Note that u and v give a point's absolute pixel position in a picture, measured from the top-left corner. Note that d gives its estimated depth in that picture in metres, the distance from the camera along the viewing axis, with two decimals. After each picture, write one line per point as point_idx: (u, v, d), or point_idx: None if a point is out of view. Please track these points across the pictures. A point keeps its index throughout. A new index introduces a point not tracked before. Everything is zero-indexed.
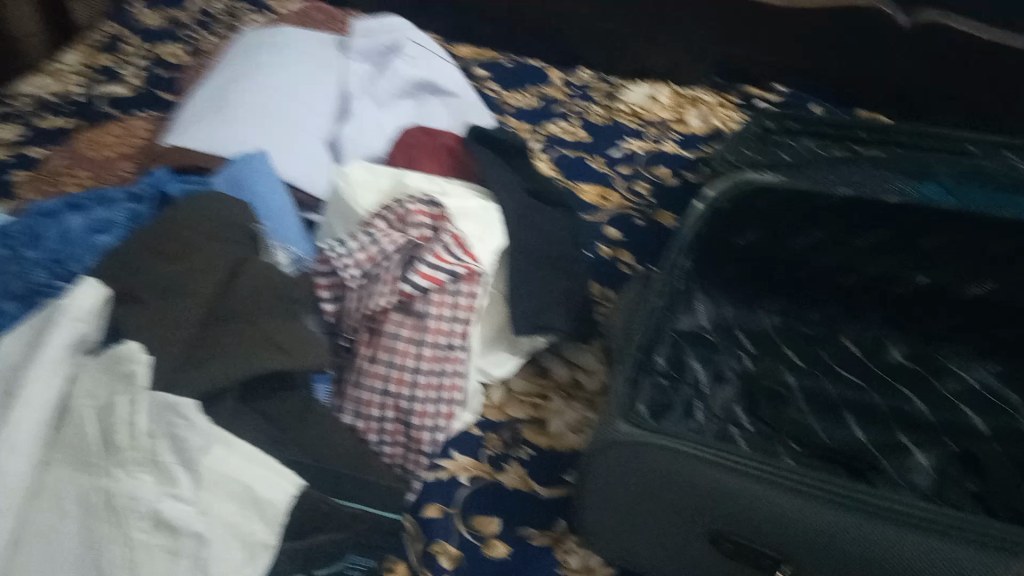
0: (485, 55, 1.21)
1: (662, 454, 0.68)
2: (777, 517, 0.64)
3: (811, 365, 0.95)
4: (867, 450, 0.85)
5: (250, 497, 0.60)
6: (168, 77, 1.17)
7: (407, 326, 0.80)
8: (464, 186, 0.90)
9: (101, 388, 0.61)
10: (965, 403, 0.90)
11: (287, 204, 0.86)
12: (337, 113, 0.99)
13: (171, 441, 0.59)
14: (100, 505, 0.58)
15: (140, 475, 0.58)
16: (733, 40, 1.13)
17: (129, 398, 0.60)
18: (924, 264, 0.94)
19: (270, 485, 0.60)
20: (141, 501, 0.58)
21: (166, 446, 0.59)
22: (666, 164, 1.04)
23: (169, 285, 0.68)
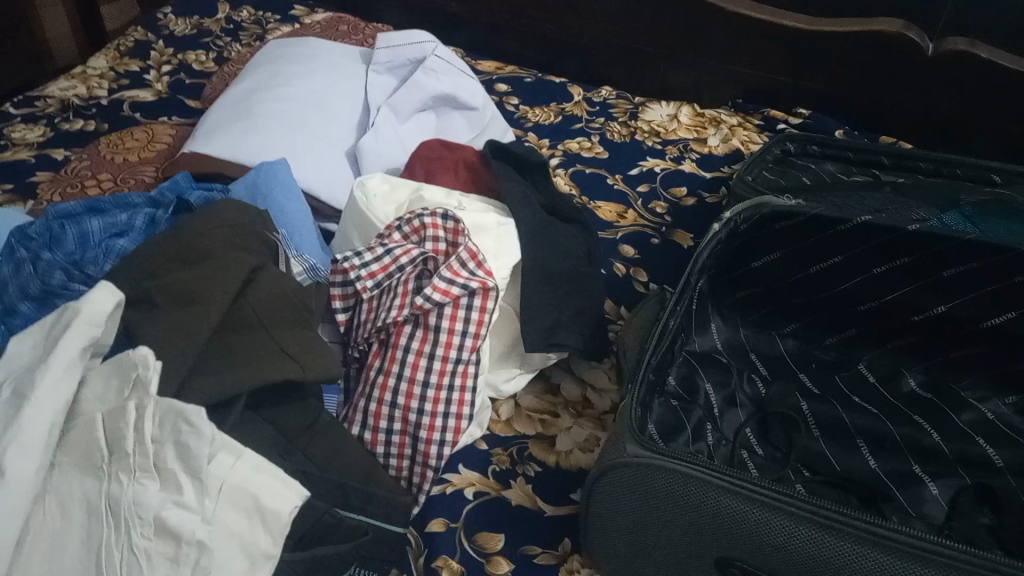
0: (514, 74, 1.27)
1: (665, 477, 0.57)
2: (818, 553, 0.53)
3: (852, 392, 0.81)
4: (901, 478, 0.72)
5: (256, 511, 0.50)
6: (194, 83, 1.21)
7: (418, 339, 0.67)
8: (480, 202, 0.80)
9: (112, 391, 0.52)
10: (1003, 442, 0.75)
11: (305, 214, 0.79)
12: (358, 127, 0.97)
13: (177, 448, 0.49)
14: (101, 507, 0.48)
15: (155, 482, 0.48)
16: (757, 59, 1.15)
17: (137, 404, 0.50)
18: (959, 294, 0.79)
19: (276, 494, 0.51)
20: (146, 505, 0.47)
21: (171, 453, 0.49)
22: (685, 183, 1.04)
23: (184, 290, 0.61)
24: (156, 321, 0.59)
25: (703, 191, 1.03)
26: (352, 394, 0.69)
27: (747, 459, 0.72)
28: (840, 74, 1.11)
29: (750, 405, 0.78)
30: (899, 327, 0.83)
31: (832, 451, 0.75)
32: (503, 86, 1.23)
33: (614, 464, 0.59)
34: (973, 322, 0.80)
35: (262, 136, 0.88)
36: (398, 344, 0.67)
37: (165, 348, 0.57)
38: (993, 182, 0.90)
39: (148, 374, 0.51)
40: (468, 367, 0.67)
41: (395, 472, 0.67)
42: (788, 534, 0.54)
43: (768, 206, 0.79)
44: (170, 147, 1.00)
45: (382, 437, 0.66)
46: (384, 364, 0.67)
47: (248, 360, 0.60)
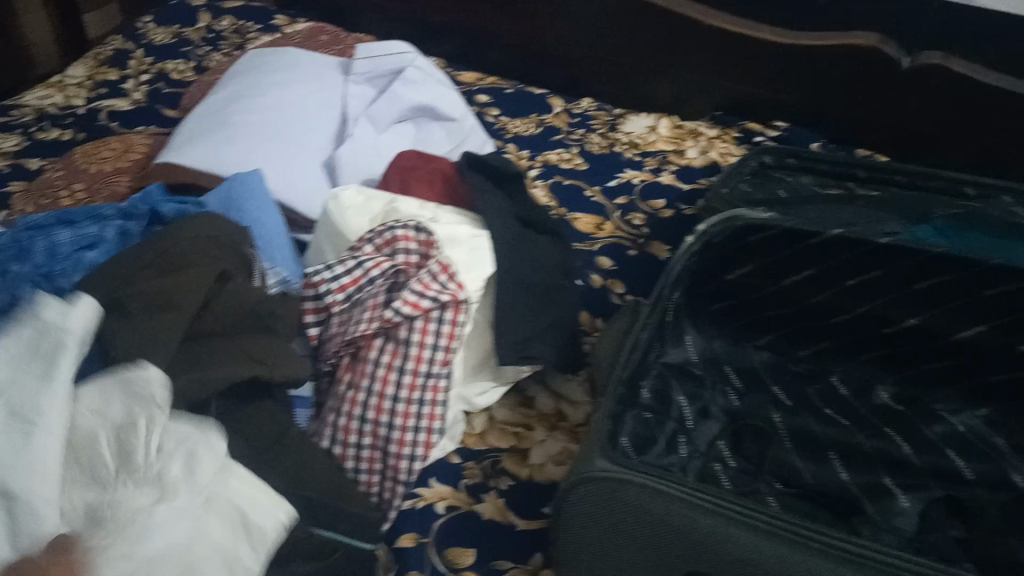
0: (494, 85, 1.27)
1: (634, 491, 0.57)
2: (783, 569, 0.53)
3: (826, 404, 0.81)
4: (870, 490, 0.72)
5: (241, 524, 0.49)
6: (172, 92, 1.20)
7: (388, 353, 0.67)
8: (454, 213, 0.79)
9: (114, 406, 0.50)
10: (972, 454, 0.76)
11: (279, 225, 0.79)
12: (335, 137, 0.97)
13: (185, 460, 0.49)
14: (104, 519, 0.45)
15: (142, 482, 0.47)
16: (735, 72, 1.15)
17: (148, 419, 0.49)
18: (932, 307, 0.80)
19: (259, 509, 0.50)
20: (133, 505, 0.46)
21: (179, 464, 0.48)
22: (662, 195, 1.05)
23: (148, 302, 0.61)
24: (122, 333, 0.59)
25: (681, 203, 1.04)
26: (322, 407, 0.69)
27: (719, 472, 0.72)
28: (817, 87, 1.12)
29: (723, 417, 0.78)
30: (872, 341, 0.84)
31: (805, 464, 0.75)
32: (484, 96, 1.24)
33: (583, 478, 0.59)
34: (945, 335, 0.80)
35: (239, 146, 0.88)
36: (368, 357, 0.67)
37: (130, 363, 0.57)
38: (967, 195, 0.90)
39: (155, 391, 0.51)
40: (439, 381, 0.67)
41: (366, 487, 0.66)
42: (754, 549, 0.53)
43: (741, 218, 0.79)
44: (145, 156, 0.99)
45: (352, 452, 0.66)
46: (354, 377, 0.67)
47: (217, 372, 0.60)
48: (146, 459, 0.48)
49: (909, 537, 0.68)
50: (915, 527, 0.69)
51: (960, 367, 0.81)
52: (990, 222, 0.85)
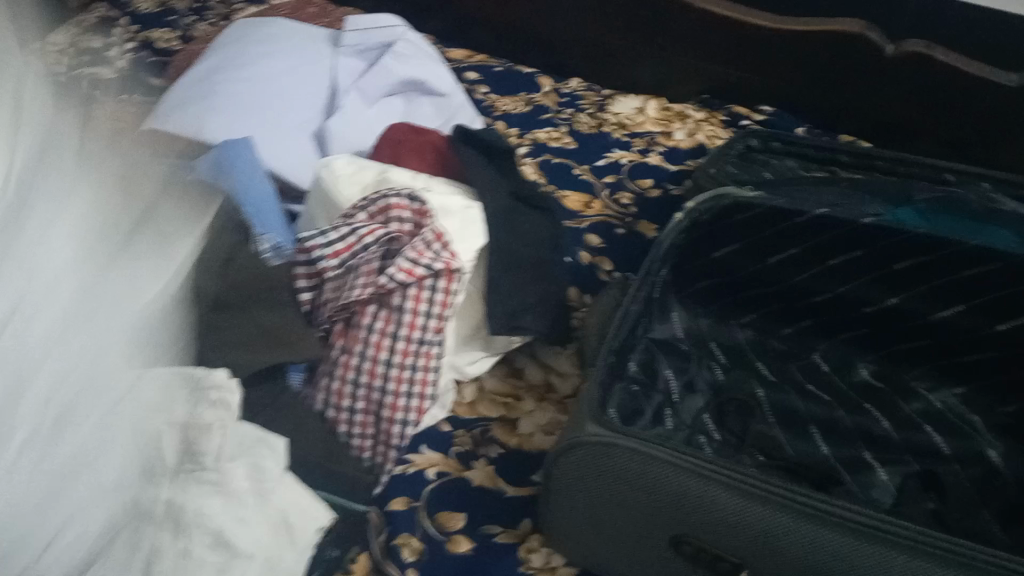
0: (483, 63, 1.27)
1: (624, 456, 0.58)
2: (767, 524, 0.55)
3: (807, 380, 0.83)
4: (848, 461, 0.74)
5: (283, 524, 0.55)
6: (159, 62, 1.19)
7: (381, 319, 0.67)
8: (447, 184, 0.80)
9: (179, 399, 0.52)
10: (946, 430, 0.78)
11: (269, 193, 0.78)
12: (325, 108, 0.97)
13: (250, 469, 0.55)
14: (159, 510, 0.48)
15: (206, 484, 0.52)
16: (722, 56, 1.17)
17: (220, 424, 0.54)
18: (907, 288, 0.82)
19: (303, 513, 0.57)
20: (190, 507, 0.50)
21: (243, 473, 0.54)
22: (650, 175, 1.06)
23: None
24: None
25: (668, 183, 1.05)
26: (316, 372, 0.68)
27: (705, 443, 0.74)
28: (802, 72, 1.13)
29: (708, 391, 0.80)
30: (852, 319, 0.86)
31: (786, 437, 0.77)
32: (473, 74, 1.24)
33: (574, 444, 0.60)
34: (923, 315, 0.83)
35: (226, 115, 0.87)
36: (361, 323, 0.67)
37: None
38: (946, 181, 0.93)
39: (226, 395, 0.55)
40: (431, 348, 0.68)
41: (358, 452, 0.67)
42: (739, 507, 0.55)
43: (729, 197, 0.81)
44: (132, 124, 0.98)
45: (345, 416, 0.66)
46: (347, 343, 0.67)
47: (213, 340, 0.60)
48: (211, 462, 0.52)
49: (885, 507, 0.70)
50: (891, 498, 0.71)
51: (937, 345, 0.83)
52: (970, 205, 0.88)
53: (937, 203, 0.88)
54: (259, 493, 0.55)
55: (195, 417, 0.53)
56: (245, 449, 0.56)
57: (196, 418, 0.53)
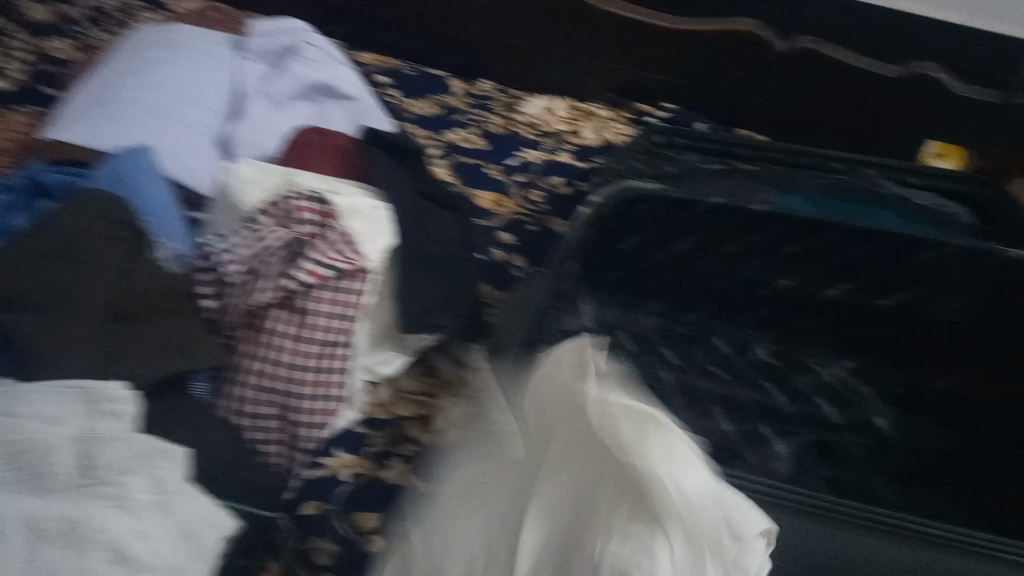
0: (393, 67, 1.27)
1: None
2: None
3: (712, 364, 0.87)
4: (748, 438, 0.78)
5: (183, 534, 0.52)
6: (54, 72, 1.15)
7: (289, 324, 0.67)
8: (353, 186, 0.80)
9: (73, 417, 0.53)
10: (837, 403, 0.83)
11: (170, 200, 0.77)
12: (228, 114, 0.96)
13: (149, 481, 0.52)
14: (54, 529, 0.48)
15: (99, 496, 0.50)
16: (626, 56, 1.21)
17: (116, 437, 0.53)
18: (802, 271, 0.86)
19: (204, 522, 0.53)
20: (84, 522, 0.49)
21: (141, 484, 0.52)
22: (560, 173, 1.08)
23: (42, 288, 0.60)
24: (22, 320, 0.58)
25: (577, 180, 1.08)
26: (223, 380, 0.66)
27: None
28: (701, 70, 1.18)
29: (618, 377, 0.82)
30: (751, 302, 0.90)
31: (693, 418, 0.79)
32: (384, 78, 1.24)
33: (481, 436, 0.61)
34: (815, 296, 0.87)
35: (123, 120, 0.86)
36: (269, 327, 0.67)
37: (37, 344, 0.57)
38: (835, 169, 0.98)
39: (122, 408, 0.54)
40: (340, 349, 0.68)
41: (267, 458, 0.66)
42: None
43: (631, 190, 0.83)
44: (24, 134, 0.95)
45: (250, 421, 0.66)
46: (255, 348, 0.67)
47: (119, 355, 0.59)
48: (106, 474, 0.51)
49: (784, 478, 0.73)
50: (790, 469, 0.75)
51: (829, 322, 0.88)
52: (854, 190, 0.93)
53: (826, 189, 0.93)
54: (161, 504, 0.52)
55: (87, 431, 0.52)
56: (142, 459, 0.53)
57: (89, 433, 0.52)
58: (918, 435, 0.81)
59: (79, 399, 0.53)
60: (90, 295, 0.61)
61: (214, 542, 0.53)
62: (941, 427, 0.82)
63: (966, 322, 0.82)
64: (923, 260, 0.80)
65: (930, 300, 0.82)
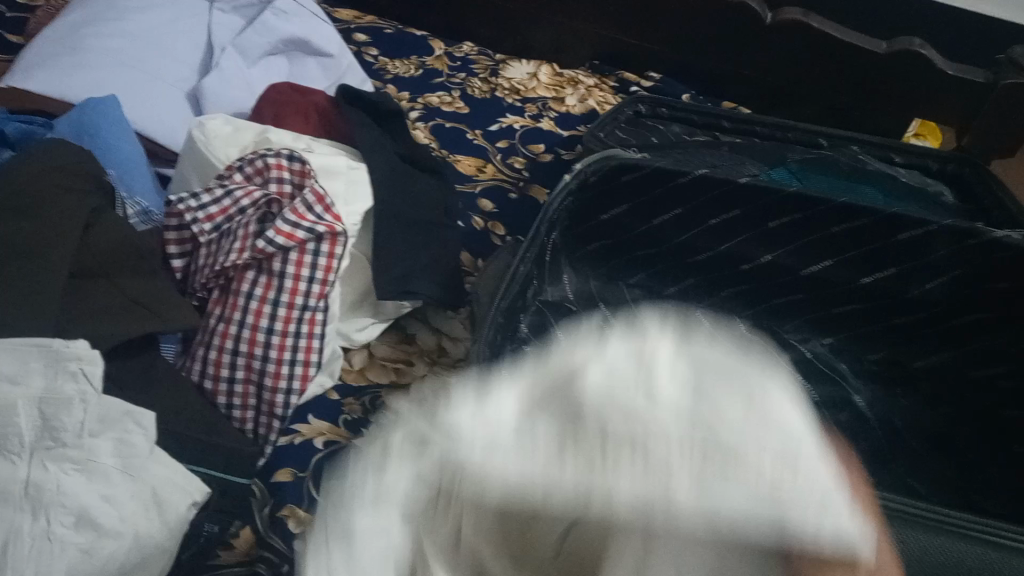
0: (373, 25, 1.24)
1: None
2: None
3: None
4: None
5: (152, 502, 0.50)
6: (17, 17, 1.11)
7: (262, 286, 0.65)
8: (331, 145, 0.78)
9: (29, 375, 0.49)
10: (814, 381, 0.83)
11: (137, 154, 0.74)
12: (199, 67, 0.92)
13: (114, 445, 0.50)
14: (14, 492, 0.46)
15: (62, 460, 0.48)
16: (613, 23, 1.18)
17: (81, 400, 0.49)
18: (784, 245, 0.85)
19: (173, 488, 0.51)
20: (47, 486, 0.47)
21: (107, 449, 0.49)
22: (542, 141, 1.06)
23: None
24: None
25: (560, 148, 1.06)
26: (191, 342, 0.66)
27: None
28: (688, 40, 1.16)
29: None
30: (731, 277, 0.90)
31: None
32: (363, 36, 1.20)
33: None
34: (796, 272, 0.87)
35: (90, 71, 0.82)
36: (240, 290, 0.65)
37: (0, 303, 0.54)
38: (820, 144, 0.98)
39: (88, 367, 0.50)
40: (316, 314, 0.65)
41: (240, 424, 0.64)
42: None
43: (616, 158, 0.80)
44: None
45: (224, 387, 0.64)
46: (225, 311, 0.65)
47: (87, 317, 0.58)
48: (72, 437, 0.48)
49: None
50: None
51: (809, 299, 0.88)
52: (835, 166, 0.93)
53: (808, 164, 0.93)
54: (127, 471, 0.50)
55: (50, 392, 0.48)
56: (108, 422, 0.50)
57: (52, 393, 0.49)
58: (895, 411, 0.82)
59: (36, 355, 0.49)
60: (52, 251, 0.58)
61: (186, 508, 0.51)
62: (918, 405, 0.82)
63: (947, 301, 0.82)
64: (908, 238, 0.79)
65: (912, 279, 0.82)
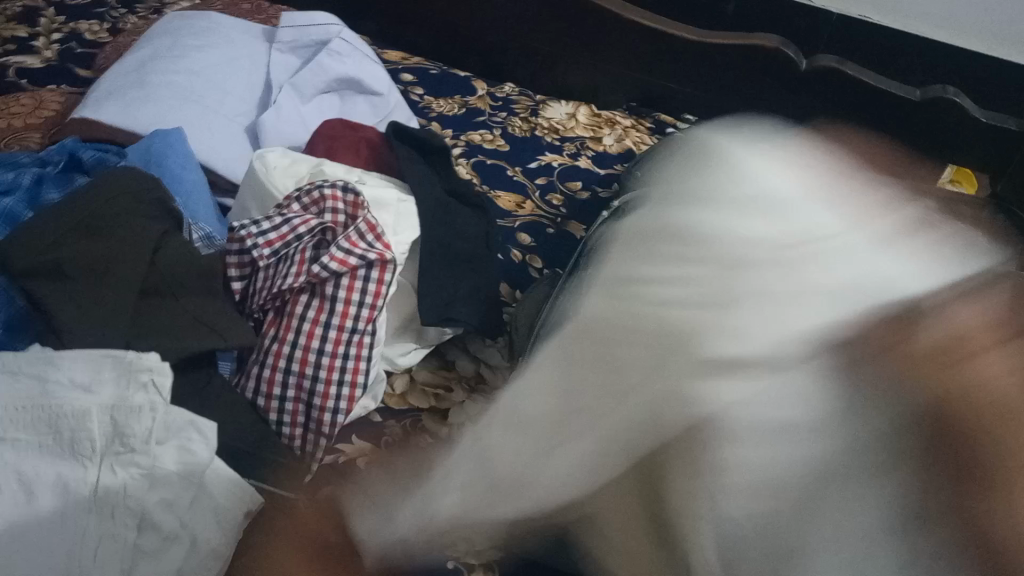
0: (418, 65, 1.29)
1: None
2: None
3: None
4: None
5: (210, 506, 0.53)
6: (86, 53, 1.18)
7: (317, 310, 0.68)
8: (381, 178, 0.82)
9: (104, 385, 0.53)
10: None
11: (199, 183, 0.78)
12: (257, 102, 0.98)
13: (177, 453, 0.52)
14: (85, 491, 0.50)
15: (130, 465, 0.51)
16: (651, 67, 1.22)
17: (150, 410, 0.53)
18: None
19: (228, 492, 0.54)
20: (115, 488, 0.50)
21: (171, 457, 0.52)
22: (580, 179, 1.10)
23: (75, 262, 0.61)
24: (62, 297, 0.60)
25: (597, 186, 1.09)
26: (244, 361, 0.70)
27: None
28: (723, 85, 1.19)
29: None
30: None
31: None
32: (409, 76, 1.26)
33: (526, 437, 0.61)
34: None
35: (158, 104, 0.88)
36: (294, 312, 0.68)
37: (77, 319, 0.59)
38: None
39: (157, 377, 0.54)
40: (364, 338, 0.68)
41: (288, 442, 0.67)
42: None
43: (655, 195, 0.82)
44: (57, 114, 0.98)
45: (275, 405, 0.67)
46: (280, 332, 0.68)
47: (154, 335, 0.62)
48: (140, 445, 0.52)
49: None
50: None
51: None
52: None
53: None
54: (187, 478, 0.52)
55: (122, 400, 0.53)
56: (174, 431, 0.53)
57: (124, 402, 0.53)
58: None
59: (112, 365, 0.54)
60: (124, 271, 0.62)
61: (238, 515, 0.53)
62: None
63: None
64: None
65: None
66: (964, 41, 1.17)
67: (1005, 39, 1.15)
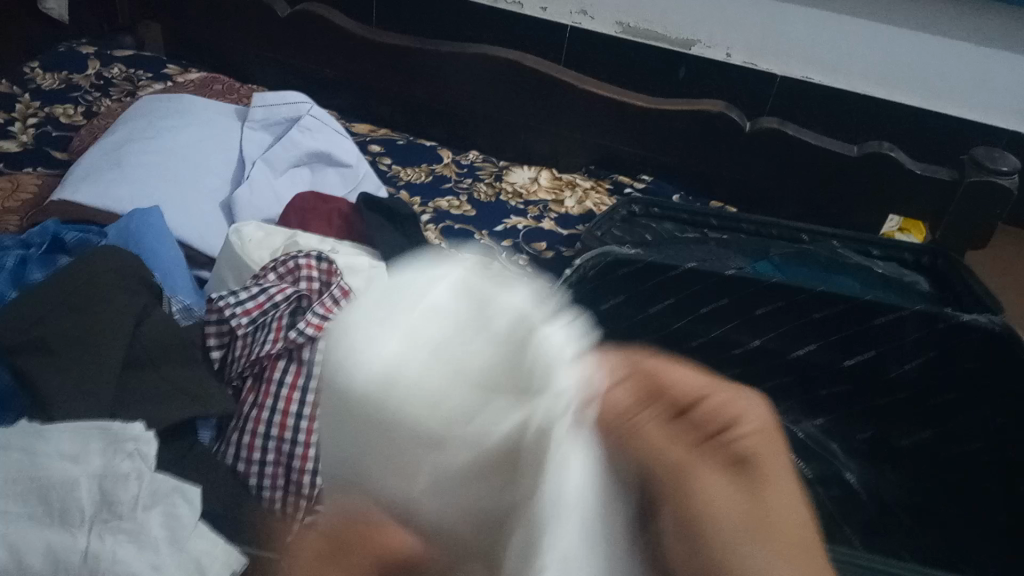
0: (386, 137, 1.35)
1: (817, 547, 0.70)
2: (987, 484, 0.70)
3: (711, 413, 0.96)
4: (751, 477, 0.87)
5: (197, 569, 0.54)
6: (62, 136, 1.22)
7: (292, 375, 0.69)
8: (353, 247, 0.86)
9: (88, 454, 0.55)
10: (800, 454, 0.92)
11: (178, 259, 0.82)
12: (231, 179, 1.02)
13: (165, 517, 0.55)
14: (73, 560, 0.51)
15: (118, 531, 0.53)
16: (607, 131, 1.28)
17: (137, 476, 0.55)
18: (757, 329, 0.96)
19: (211, 554, 0.54)
20: (102, 557, 0.51)
21: (158, 521, 0.54)
22: (545, 239, 1.14)
23: (58, 340, 0.64)
24: (49, 373, 0.62)
25: (562, 246, 1.13)
26: (225, 429, 0.71)
27: None
28: (675, 148, 1.26)
29: None
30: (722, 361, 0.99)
31: None
32: (377, 148, 1.32)
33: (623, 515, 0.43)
34: (781, 354, 0.97)
35: (133, 182, 0.92)
36: (271, 378, 0.70)
37: (69, 395, 0.61)
38: (800, 240, 1.05)
39: (141, 446, 0.56)
40: None
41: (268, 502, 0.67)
42: None
43: (612, 254, 0.91)
44: (35, 197, 1.02)
45: (255, 468, 0.68)
46: (259, 397, 0.70)
47: (139, 402, 0.64)
48: (129, 511, 0.54)
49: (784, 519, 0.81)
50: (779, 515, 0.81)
51: (785, 381, 0.98)
52: (816, 259, 1.02)
53: (790, 258, 1.02)
54: (174, 541, 0.54)
55: (109, 469, 0.54)
56: (158, 497, 0.56)
57: (111, 471, 0.54)
58: (888, 489, 0.89)
59: (99, 437, 0.56)
60: (106, 347, 0.65)
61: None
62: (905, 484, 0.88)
63: (930, 378, 0.92)
64: (884, 321, 0.91)
65: (892, 361, 0.93)
66: (900, 96, 1.25)
67: (937, 93, 1.23)
